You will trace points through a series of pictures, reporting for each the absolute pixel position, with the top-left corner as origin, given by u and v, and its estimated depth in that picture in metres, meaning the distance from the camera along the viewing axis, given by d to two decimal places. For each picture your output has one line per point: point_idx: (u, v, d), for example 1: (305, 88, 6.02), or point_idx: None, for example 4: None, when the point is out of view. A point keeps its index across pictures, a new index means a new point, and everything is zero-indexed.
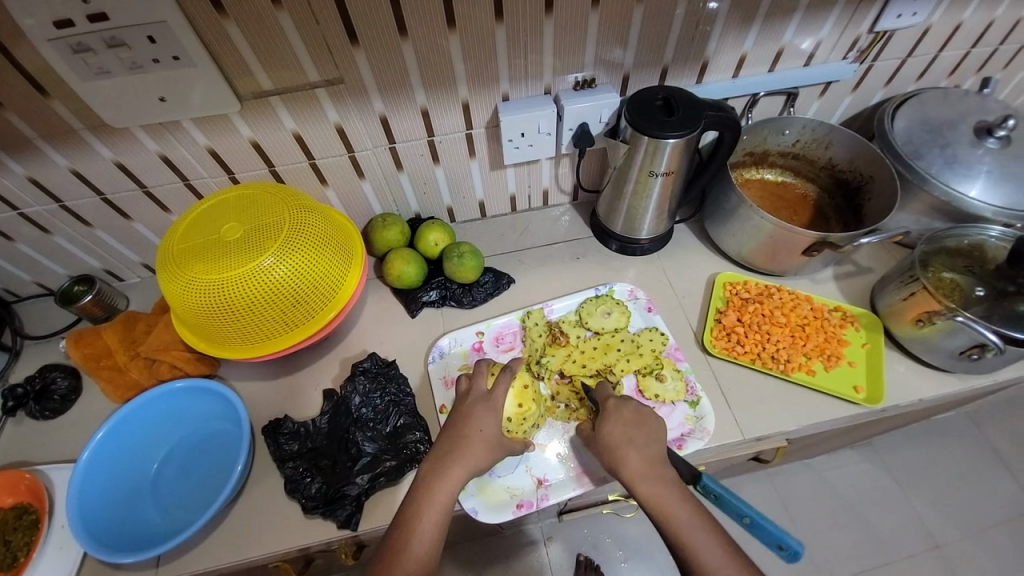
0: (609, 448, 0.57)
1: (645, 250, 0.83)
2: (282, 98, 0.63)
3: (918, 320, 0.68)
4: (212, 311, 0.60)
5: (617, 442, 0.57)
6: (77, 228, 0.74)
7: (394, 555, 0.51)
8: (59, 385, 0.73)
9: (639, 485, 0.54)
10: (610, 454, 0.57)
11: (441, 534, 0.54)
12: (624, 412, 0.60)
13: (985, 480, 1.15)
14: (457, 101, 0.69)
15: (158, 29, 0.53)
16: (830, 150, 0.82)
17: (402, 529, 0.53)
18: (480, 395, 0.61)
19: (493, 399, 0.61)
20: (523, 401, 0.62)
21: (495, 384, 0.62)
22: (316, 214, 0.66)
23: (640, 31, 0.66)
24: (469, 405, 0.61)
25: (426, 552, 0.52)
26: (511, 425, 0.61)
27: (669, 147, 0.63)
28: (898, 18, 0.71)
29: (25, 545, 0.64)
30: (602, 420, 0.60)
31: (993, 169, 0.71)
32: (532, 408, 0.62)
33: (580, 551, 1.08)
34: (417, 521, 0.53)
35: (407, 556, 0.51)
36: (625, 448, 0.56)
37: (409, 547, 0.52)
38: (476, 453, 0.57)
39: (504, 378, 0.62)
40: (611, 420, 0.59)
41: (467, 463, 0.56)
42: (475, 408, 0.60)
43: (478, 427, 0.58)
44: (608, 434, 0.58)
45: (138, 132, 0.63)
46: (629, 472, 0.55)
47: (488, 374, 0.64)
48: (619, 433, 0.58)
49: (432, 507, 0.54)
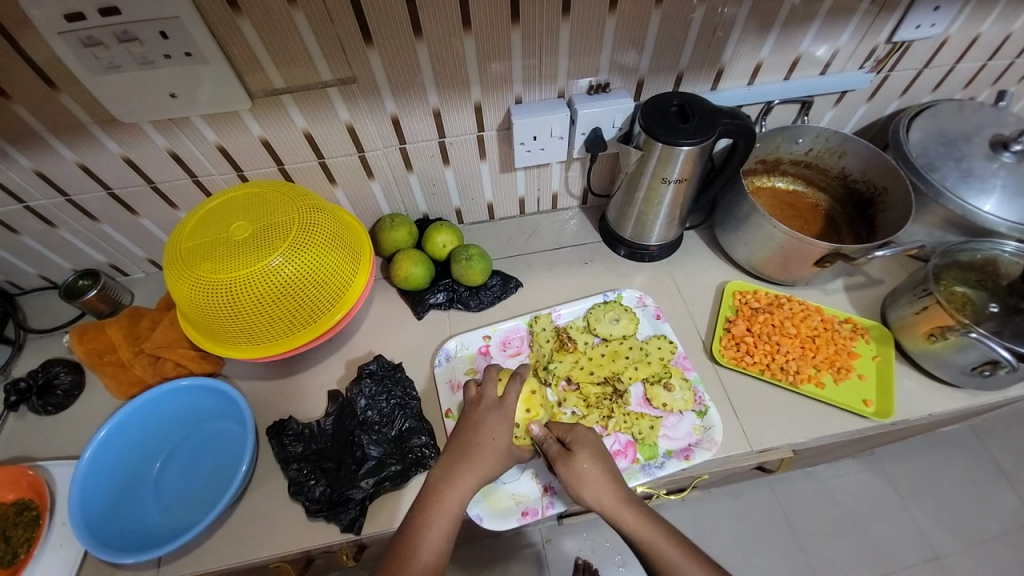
0: (586, 481, 0.56)
1: (654, 256, 0.83)
2: (293, 96, 0.62)
3: (931, 335, 0.67)
4: (218, 310, 0.60)
5: (592, 475, 0.56)
6: (83, 221, 0.74)
7: (399, 564, 0.51)
8: (62, 380, 0.72)
9: (619, 514, 0.55)
10: (587, 487, 0.56)
11: (449, 540, 0.54)
12: (592, 438, 0.60)
13: (986, 492, 1.15)
14: (470, 103, 0.68)
15: (170, 24, 0.52)
16: (844, 160, 0.81)
17: (409, 537, 0.53)
18: (490, 403, 0.61)
19: (503, 407, 0.60)
20: (531, 407, 0.63)
21: (506, 390, 0.61)
22: (325, 214, 0.65)
23: (656, 34, 0.65)
24: (479, 414, 0.60)
25: (430, 563, 0.52)
26: (520, 431, 0.62)
27: (683, 155, 0.62)
28: (917, 29, 0.71)
29: (25, 542, 0.63)
30: (575, 450, 0.58)
31: (1008, 184, 0.70)
32: (540, 413, 0.63)
33: (579, 554, 1.08)
34: (425, 531, 0.53)
35: (413, 565, 0.51)
36: (603, 479, 0.56)
37: (415, 556, 0.52)
38: (485, 460, 0.57)
39: (514, 384, 0.62)
40: (589, 447, 0.58)
41: (477, 471, 0.56)
42: (486, 416, 0.60)
43: (488, 435, 0.58)
44: (582, 466, 0.56)
45: (145, 126, 0.62)
46: (608, 504, 0.55)
47: (497, 382, 0.63)
48: (594, 465, 0.57)
49: (440, 517, 0.54)
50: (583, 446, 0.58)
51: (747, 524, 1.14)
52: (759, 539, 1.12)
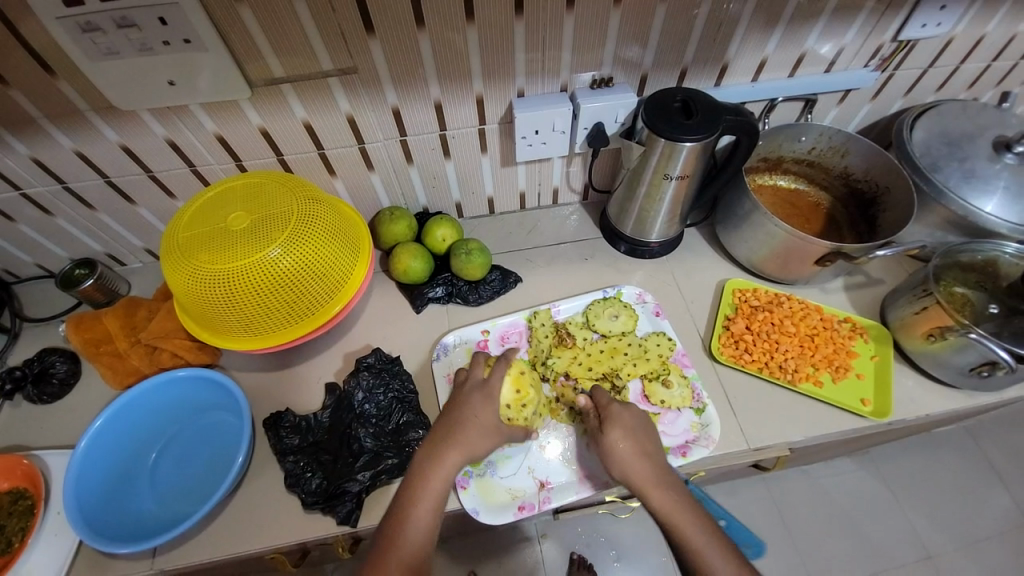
0: (616, 457, 0.58)
1: (653, 253, 0.82)
2: (293, 86, 0.62)
3: (929, 335, 0.67)
4: (214, 300, 0.59)
5: (625, 453, 0.58)
6: (80, 210, 0.73)
7: (388, 537, 0.53)
8: (58, 369, 0.72)
9: (647, 490, 0.56)
10: (619, 463, 0.58)
11: (436, 516, 0.55)
12: (627, 415, 0.60)
13: (980, 493, 1.16)
14: (471, 95, 0.68)
15: (169, 10, 0.51)
16: (846, 159, 0.81)
17: (398, 514, 0.54)
18: (476, 383, 0.62)
19: (488, 387, 0.61)
20: (519, 387, 0.62)
21: (492, 371, 0.62)
22: (323, 205, 0.65)
23: (661, 29, 0.65)
24: (465, 393, 0.61)
25: (419, 539, 0.53)
26: (510, 413, 0.61)
27: (685, 151, 0.62)
28: (923, 27, 0.70)
29: (19, 531, 0.63)
30: (607, 427, 0.60)
31: (1010, 185, 0.70)
32: (529, 394, 0.63)
33: (574, 549, 1.09)
34: (411, 507, 0.54)
35: (401, 541, 0.52)
36: (636, 457, 0.57)
37: (403, 533, 0.53)
38: (473, 438, 0.57)
39: (499, 367, 0.62)
40: (623, 425, 0.59)
41: (463, 448, 0.57)
42: (472, 395, 0.60)
43: (473, 413, 0.59)
44: (615, 443, 0.58)
45: (143, 114, 0.62)
46: (638, 481, 0.57)
47: (484, 365, 0.64)
48: (628, 443, 0.58)
49: (426, 494, 0.55)
50: (614, 422, 0.60)
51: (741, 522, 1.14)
52: (754, 536, 1.12)
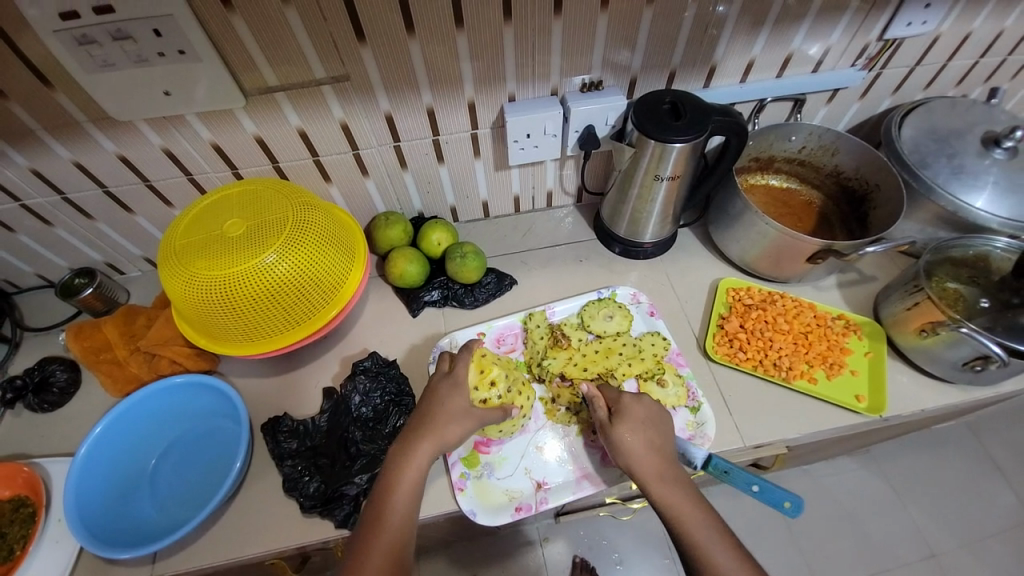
0: (624, 450, 0.58)
1: (648, 254, 0.83)
2: (287, 94, 0.63)
3: (921, 330, 0.68)
4: (211, 307, 0.60)
5: (634, 445, 0.58)
6: (79, 220, 0.74)
7: (369, 523, 0.54)
8: (59, 377, 0.72)
9: (653, 484, 0.56)
10: (627, 455, 0.58)
11: (413, 505, 0.55)
12: (638, 408, 0.61)
13: (983, 490, 1.15)
14: (463, 100, 0.69)
15: (164, 22, 0.52)
16: (836, 157, 0.81)
17: (378, 501, 0.55)
18: (442, 374, 0.64)
19: (453, 376, 0.63)
20: (483, 367, 0.63)
21: (455, 363, 0.64)
22: (318, 211, 0.66)
23: (648, 33, 0.65)
24: (433, 385, 0.63)
25: (401, 525, 0.54)
26: (480, 394, 0.62)
27: (675, 152, 0.63)
28: (909, 26, 0.71)
29: (21, 538, 0.64)
30: (616, 420, 0.60)
31: (1000, 180, 0.70)
32: (494, 372, 0.63)
33: (576, 552, 1.09)
34: (390, 498, 0.55)
35: (383, 529, 0.53)
36: (644, 450, 0.58)
37: (383, 524, 0.54)
38: (446, 428, 0.58)
39: (462, 356, 0.65)
40: (632, 419, 0.60)
41: (434, 439, 0.58)
42: (439, 385, 0.62)
43: (441, 403, 0.60)
44: (624, 436, 0.59)
45: (140, 124, 0.63)
46: (645, 474, 0.57)
47: (449, 359, 0.66)
48: (637, 436, 0.59)
49: (402, 484, 0.55)
50: (624, 416, 0.60)
51: (743, 522, 1.14)
52: (756, 537, 1.12)
